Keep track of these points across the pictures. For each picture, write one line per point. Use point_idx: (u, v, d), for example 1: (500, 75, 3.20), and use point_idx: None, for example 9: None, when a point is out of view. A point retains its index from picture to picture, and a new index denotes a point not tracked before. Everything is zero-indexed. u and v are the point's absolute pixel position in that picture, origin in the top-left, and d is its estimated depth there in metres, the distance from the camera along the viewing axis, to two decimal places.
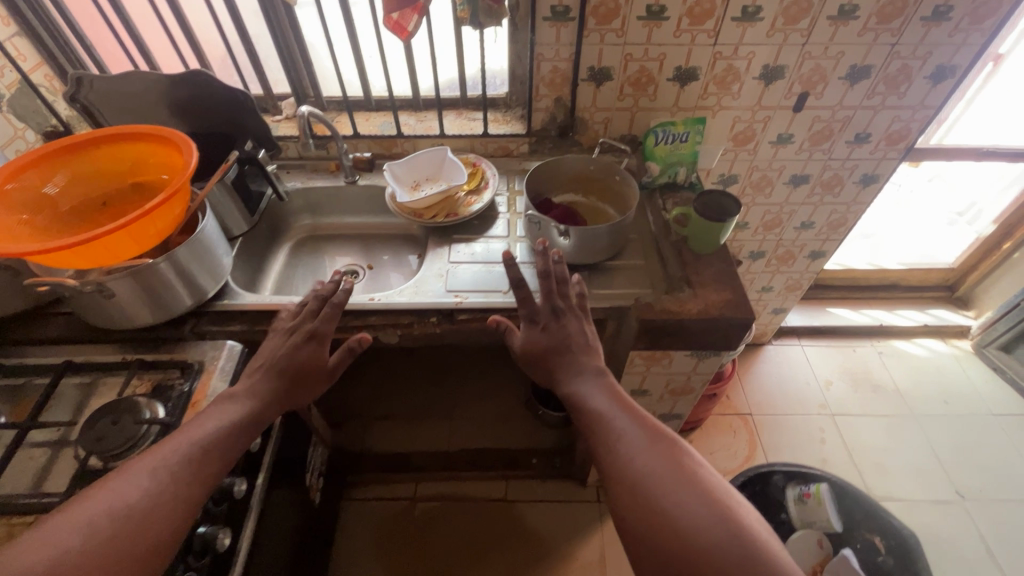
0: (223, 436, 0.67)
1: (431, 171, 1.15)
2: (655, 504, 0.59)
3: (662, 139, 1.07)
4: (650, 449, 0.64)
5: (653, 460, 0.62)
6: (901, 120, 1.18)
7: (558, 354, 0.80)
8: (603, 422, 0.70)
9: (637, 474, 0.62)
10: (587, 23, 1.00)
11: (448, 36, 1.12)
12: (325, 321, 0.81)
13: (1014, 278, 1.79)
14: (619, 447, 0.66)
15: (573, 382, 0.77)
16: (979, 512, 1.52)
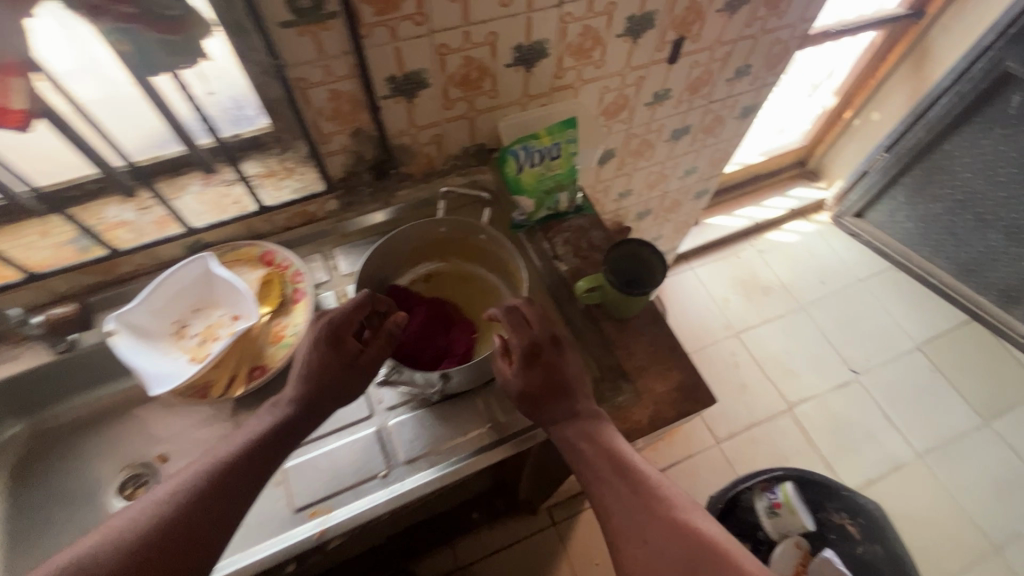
0: (265, 445, 0.58)
1: (197, 295, 0.72)
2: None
3: (528, 160, 0.76)
4: (667, 527, 0.53)
5: (672, 545, 0.52)
6: (781, 41, 0.96)
7: (549, 394, 0.61)
8: (608, 485, 0.57)
9: (653, 555, 0.52)
10: (363, 17, 0.59)
11: (111, 63, 0.59)
12: (348, 314, 0.62)
13: (857, 145, 1.82)
14: (625, 517, 0.55)
15: (566, 428, 0.61)
16: (872, 382, 1.65)
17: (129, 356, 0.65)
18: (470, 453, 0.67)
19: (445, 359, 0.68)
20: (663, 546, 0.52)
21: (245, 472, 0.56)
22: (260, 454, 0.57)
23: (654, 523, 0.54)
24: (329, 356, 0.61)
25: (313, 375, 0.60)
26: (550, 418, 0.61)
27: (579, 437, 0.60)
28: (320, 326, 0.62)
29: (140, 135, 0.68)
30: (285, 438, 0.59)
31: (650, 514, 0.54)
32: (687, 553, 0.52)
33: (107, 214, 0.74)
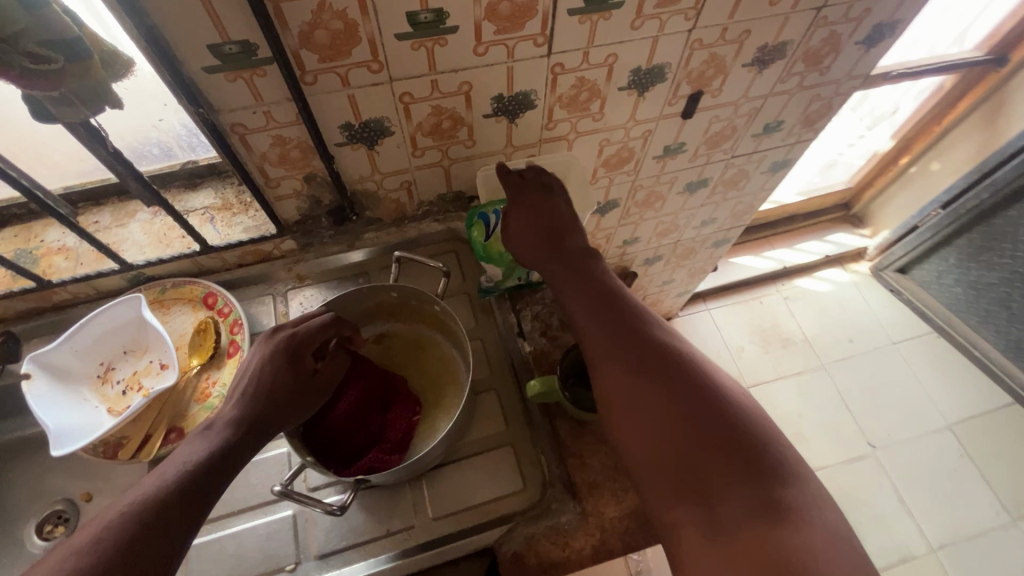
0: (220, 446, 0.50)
1: (127, 337, 0.68)
2: (652, 406, 0.51)
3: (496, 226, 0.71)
4: (638, 340, 0.55)
5: (642, 355, 0.54)
6: (822, 97, 0.84)
7: (546, 226, 0.67)
8: (597, 318, 0.58)
9: (633, 372, 0.53)
10: (304, 63, 0.51)
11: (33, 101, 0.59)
12: (310, 328, 0.60)
13: (909, 195, 1.65)
14: (599, 333, 0.57)
15: (555, 261, 0.65)
16: (891, 460, 1.51)
17: (37, 406, 0.60)
18: (388, 557, 0.60)
19: (374, 448, 0.61)
20: (644, 367, 0.53)
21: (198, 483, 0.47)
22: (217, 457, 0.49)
23: (637, 346, 0.55)
24: (287, 365, 0.57)
25: (267, 386, 0.55)
26: (553, 268, 0.65)
27: (574, 283, 0.63)
28: (272, 344, 0.59)
29: (77, 159, 0.67)
30: (238, 447, 0.51)
31: (635, 338, 0.56)
32: (667, 371, 0.53)
33: (48, 240, 0.70)
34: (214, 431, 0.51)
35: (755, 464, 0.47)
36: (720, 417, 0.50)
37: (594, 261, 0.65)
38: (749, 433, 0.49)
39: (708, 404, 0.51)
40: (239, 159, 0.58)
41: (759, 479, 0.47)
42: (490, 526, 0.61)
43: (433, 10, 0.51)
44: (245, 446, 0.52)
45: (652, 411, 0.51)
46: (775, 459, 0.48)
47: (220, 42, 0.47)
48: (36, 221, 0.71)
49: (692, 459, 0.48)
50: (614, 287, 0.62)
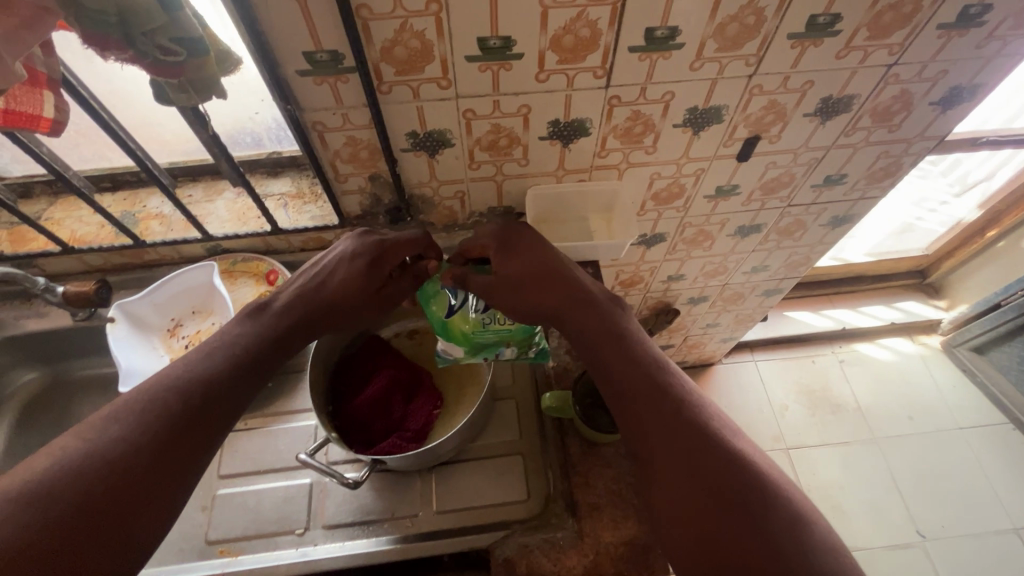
0: (224, 378, 0.52)
1: (196, 299, 0.76)
2: (677, 459, 0.50)
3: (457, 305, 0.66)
4: (682, 424, 0.52)
5: (690, 443, 0.51)
6: (890, 155, 0.82)
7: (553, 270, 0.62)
8: (615, 361, 0.58)
9: (655, 425, 0.53)
10: (382, 74, 0.57)
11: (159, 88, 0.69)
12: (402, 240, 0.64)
13: (993, 271, 1.52)
14: (644, 416, 0.53)
15: (586, 313, 0.61)
16: (941, 555, 1.37)
17: (116, 346, 0.70)
18: (389, 540, 0.63)
19: (393, 435, 0.65)
20: (665, 420, 0.52)
21: (179, 442, 0.47)
22: (224, 395, 0.52)
23: (658, 396, 0.54)
24: (362, 276, 0.62)
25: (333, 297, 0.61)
26: (581, 319, 0.61)
27: (591, 319, 0.61)
28: (350, 249, 0.63)
29: (183, 139, 0.77)
30: (264, 365, 0.56)
31: (656, 388, 0.55)
32: (686, 424, 0.52)
33: (148, 205, 0.80)
34: (232, 351, 0.55)
35: (780, 521, 0.46)
36: (740, 474, 0.49)
37: (610, 300, 0.64)
38: (770, 487, 0.49)
39: (727, 460, 0.50)
40: (314, 153, 0.65)
41: (782, 535, 0.46)
42: (488, 529, 0.63)
43: (501, 37, 0.55)
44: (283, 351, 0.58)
45: (674, 465, 0.50)
46: (797, 514, 0.47)
47: (313, 50, 0.54)
48: (142, 188, 0.81)
49: (714, 515, 0.47)
50: (626, 329, 0.61)
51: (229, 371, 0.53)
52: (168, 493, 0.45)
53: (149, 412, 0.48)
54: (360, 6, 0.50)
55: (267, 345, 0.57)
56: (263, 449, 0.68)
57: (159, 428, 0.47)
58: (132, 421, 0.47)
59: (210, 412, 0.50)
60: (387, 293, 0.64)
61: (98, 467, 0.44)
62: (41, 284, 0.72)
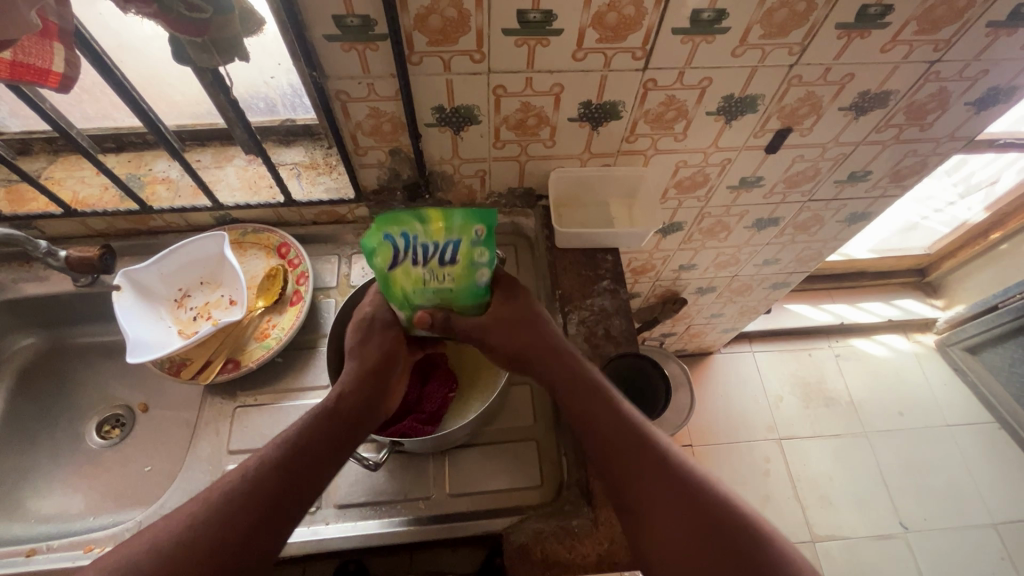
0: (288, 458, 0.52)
1: (204, 270, 0.74)
2: (667, 519, 0.50)
3: (439, 256, 0.56)
4: (671, 495, 0.51)
5: (680, 514, 0.50)
6: (917, 154, 0.81)
7: (530, 323, 0.61)
8: (603, 426, 0.56)
9: (647, 496, 0.52)
10: (414, 44, 0.54)
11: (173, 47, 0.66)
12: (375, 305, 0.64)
13: (993, 272, 1.54)
14: (637, 487, 0.52)
15: (570, 373, 0.59)
16: (922, 547, 1.42)
17: (122, 315, 0.67)
18: (401, 521, 0.63)
19: (409, 416, 0.64)
20: (647, 474, 0.52)
21: (253, 527, 0.48)
22: (292, 475, 0.51)
23: (637, 449, 0.54)
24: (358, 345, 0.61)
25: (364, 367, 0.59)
26: (568, 382, 0.59)
27: (572, 371, 0.59)
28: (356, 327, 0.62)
29: (193, 101, 0.73)
30: (331, 441, 0.54)
31: (637, 441, 0.54)
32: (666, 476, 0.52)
33: (154, 169, 0.77)
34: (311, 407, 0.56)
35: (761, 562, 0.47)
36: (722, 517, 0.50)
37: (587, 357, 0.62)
38: (751, 527, 0.49)
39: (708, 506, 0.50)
40: (336, 124, 0.63)
41: None
42: (503, 513, 0.63)
43: (543, 11, 0.53)
44: (347, 429, 0.56)
45: (660, 518, 0.51)
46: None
47: (344, 14, 0.51)
48: (147, 150, 0.78)
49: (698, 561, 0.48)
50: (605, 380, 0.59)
51: (295, 450, 0.53)
52: (276, 534, 0.49)
53: (222, 498, 0.49)
54: None
55: (325, 419, 0.55)
56: (273, 427, 0.67)
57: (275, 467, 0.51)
58: (206, 506, 0.48)
59: (291, 486, 0.51)
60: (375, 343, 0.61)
61: (180, 554, 0.45)
62: (43, 248, 0.68)
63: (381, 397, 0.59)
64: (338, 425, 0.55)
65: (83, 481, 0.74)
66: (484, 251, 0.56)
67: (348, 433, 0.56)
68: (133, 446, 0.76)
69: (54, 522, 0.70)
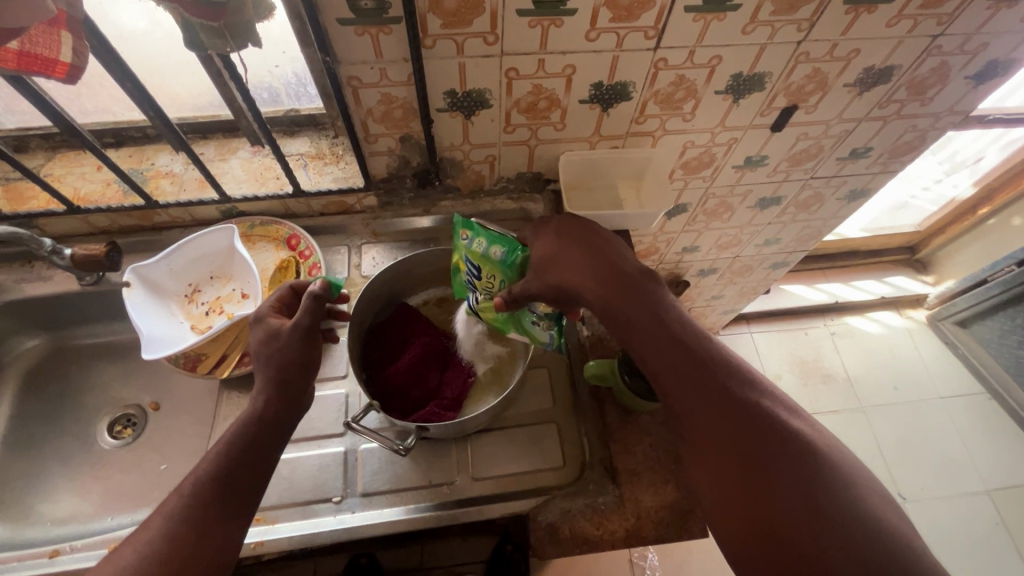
0: (216, 477, 0.48)
1: (213, 264, 0.73)
2: (715, 444, 0.45)
3: (473, 274, 0.63)
4: (723, 417, 0.45)
5: (730, 438, 0.45)
6: (917, 129, 0.82)
7: (579, 250, 0.57)
8: (651, 345, 0.50)
9: (697, 419, 0.46)
10: (428, 27, 0.54)
11: (174, 37, 0.64)
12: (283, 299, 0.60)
13: (982, 247, 1.57)
14: (689, 407, 0.47)
15: (619, 289, 0.54)
16: (920, 516, 1.46)
17: (134, 312, 0.65)
18: (427, 506, 0.63)
19: (430, 403, 0.64)
20: (696, 397, 0.47)
21: (194, 548, 0.45)
22: (225, 487, 0.48)
23: (694, 375, 0.48)
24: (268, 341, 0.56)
25: (280, 363, 0.54)
26: (617, 300, 0.53)
27: (622, 293, 0.53)
28: (260, 328, 0.56)
29: (195, 93, 0.72)
30: (257, 450, 0.51)
31: (696, 366, 0.48)
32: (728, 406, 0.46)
33: (156, 163, 0.75)
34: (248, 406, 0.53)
35: (838, 503, 0.40)
36: (794, 450, 0.43)
37: (649, 272, 0.56)
38: (828, 465, 0.43)
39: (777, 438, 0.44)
40: (347, 112, 0.62)
41: (836, 523, 0.40)
42: (528, 494, 0.63)
43: None
44: (275, 434, 0.52)
45: (710, 444, 0.45)
46: (864, 509, 0.41)
47: None
48: (148, 145, 0.77)
49: (766, 505, 0.42)
50: (659, 300, 0.53)
51: (224, 466, 0.49)
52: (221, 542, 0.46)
53: (159, 530, 0.46)
54: None
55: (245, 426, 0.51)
56: None
57: (212, 475, 0.48)
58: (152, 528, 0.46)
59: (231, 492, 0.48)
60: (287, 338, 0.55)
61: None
62: (47, 246, 0.68)
63: (303, 390, 0.54)
64: (263, 430, 0.51)
65: (98, 482, 0.73)
66: (481, 238, 0.62)
67: (276, 439, 0.52)
68: (147, 445, 0.75)
69: (71, 524, 0.70)
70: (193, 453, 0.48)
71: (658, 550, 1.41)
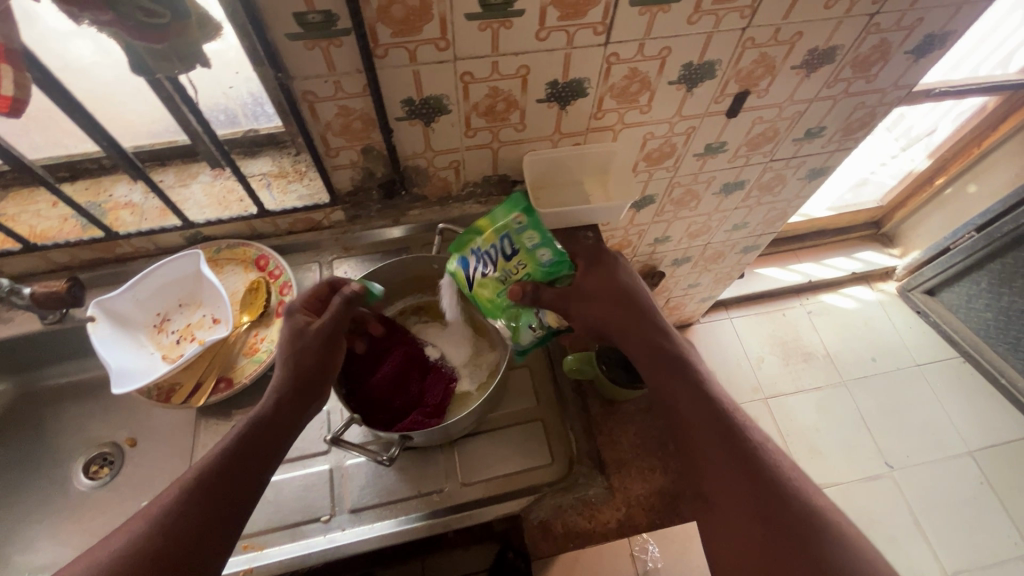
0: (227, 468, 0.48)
1: (182, 291, 0.71)
2: (733, 497, 0.49)
3: (502, 253, 0.60)
4: (742, 475, 0.49)
5: (746, 494, 0.48)
6: (866, 106, 0.85)
7: (620, 299, 0.62)
8: (681, 395, 0.55)
9: (718, 472, 0.50)
10: (378, 36, 0.54)
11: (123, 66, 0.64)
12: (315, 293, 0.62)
13: (942, 217, 1.63)
14: (712, 457, 0.51)
15: (652, 344, 0.59)
16: (909, 482, 1.49)
17: (101, 346, 0.64)
18: (419, 516, 0.63)
19: (413, 411, 0.63)
20: (719, 450, 0.51)
21: (187, 540, 0.44)
22: (231, 481, 0.48)
23: (719, 435, 0.52)
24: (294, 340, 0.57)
25: (301, 365, 0.56)
26: (650, 354, 0.58)
27: (651, 350, 0.59)
28: (290, 320, 0.59)
29: (150, 120, 0.71)
30: (265, 449, 0.51)
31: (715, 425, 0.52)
32: (743, 462, 0.50)
33: (115, 194, 0.74)
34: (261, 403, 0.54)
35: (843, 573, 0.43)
36: (801, 518, 0.46)
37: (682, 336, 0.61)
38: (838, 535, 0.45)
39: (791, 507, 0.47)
40: (306, 127, 0.62)
41: None
42: (520, 494, 0.63)
43: None
44: (282, 434, 0.53)
45: (729, 498, 0.49)
46: None
47: (305, 11, 0.50)
48: (106, 175, 0.75)
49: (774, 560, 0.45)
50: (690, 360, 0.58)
51: (230, 462, 0.49)
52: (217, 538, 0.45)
53: (150, 521, 0.44)
54: None
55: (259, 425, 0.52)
56: None
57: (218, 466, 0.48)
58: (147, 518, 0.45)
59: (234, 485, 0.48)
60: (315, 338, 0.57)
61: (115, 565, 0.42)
62: (5, 287, 0.66)
63: (315, 397, 0.56)
64: (276, 431, 0.52)
65: (77, 525, 0.71)
66: (533, 230, 0.60)
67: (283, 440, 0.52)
68: (127, 483, 0.73)
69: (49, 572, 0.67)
70: (200, 442, 0.48)
71: (658, 540, 1.42)
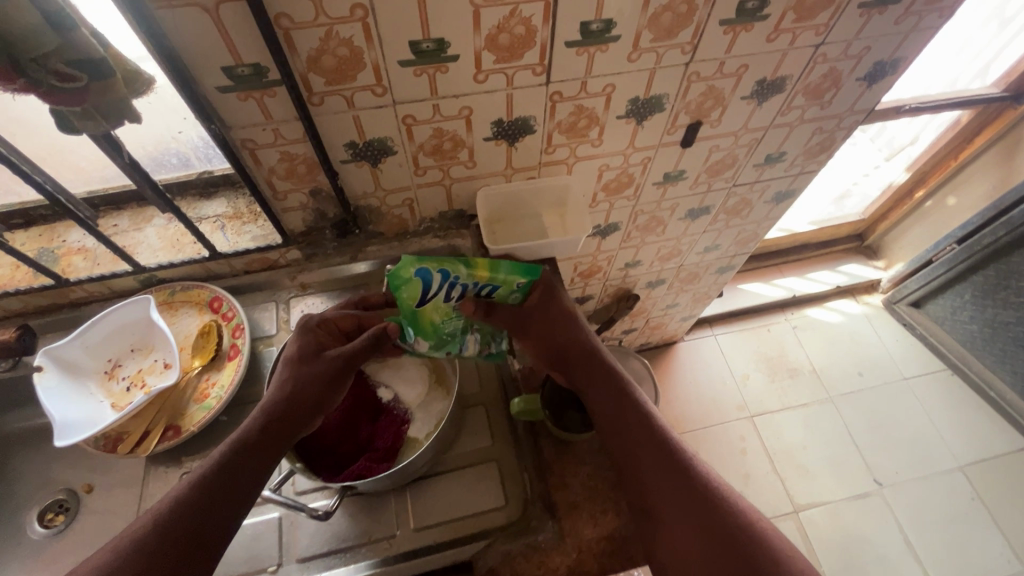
0: (213, 485, 0.49)
1: (134, 336, 0.71)
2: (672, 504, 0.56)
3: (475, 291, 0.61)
4: (675, 483, 0.56)
5: (680, 503, 0.55)
6: (825, 130, 0.85)
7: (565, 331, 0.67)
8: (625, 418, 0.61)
9: (658, 485, 0.57)
10: (311, 85, 0.54)
11: None
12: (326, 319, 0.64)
13: (924, 229, 1.62)
14: (652, 472, 0.58)
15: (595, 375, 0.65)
16: (898, 499, 1.47)
17: (46, 397, 0.63)
18: (368, 565, 0.61)
19: (363, 456, 0.63)
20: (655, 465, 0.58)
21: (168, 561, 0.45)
22: (216, 504, 0.49)
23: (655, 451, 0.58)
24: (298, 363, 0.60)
25: (300, 389, 0.57)
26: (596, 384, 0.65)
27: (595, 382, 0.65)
28: (301, 341, 0.61)
29: (100, 166, 0.72)
30: (252, 471, 0.52)
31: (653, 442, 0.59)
32: (679, 475, 0.57)
33: (68, 240, 0.74)
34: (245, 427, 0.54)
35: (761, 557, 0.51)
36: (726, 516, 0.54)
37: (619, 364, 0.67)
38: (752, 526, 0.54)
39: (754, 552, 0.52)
40: (248, 173, 0.62)
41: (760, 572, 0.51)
42: (470, 540, 0.62)
43: (434, 40, 0.53)
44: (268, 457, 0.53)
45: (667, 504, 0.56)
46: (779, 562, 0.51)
47: (233, 64, 0.50)
48: (60, 221, 0.75)
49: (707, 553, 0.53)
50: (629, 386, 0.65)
51: (214, 485, 0.49)
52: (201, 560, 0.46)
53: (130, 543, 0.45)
54: (279, 15, 0.47)
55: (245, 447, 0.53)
56: None
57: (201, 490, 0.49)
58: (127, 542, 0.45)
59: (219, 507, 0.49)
60: (324, 363, 0.60)
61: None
62: None
63: (306, 423, 0.57)
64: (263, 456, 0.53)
65: None
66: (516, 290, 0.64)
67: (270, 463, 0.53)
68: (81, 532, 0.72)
69: None
70: (189, 471, 0.49)
71: None
